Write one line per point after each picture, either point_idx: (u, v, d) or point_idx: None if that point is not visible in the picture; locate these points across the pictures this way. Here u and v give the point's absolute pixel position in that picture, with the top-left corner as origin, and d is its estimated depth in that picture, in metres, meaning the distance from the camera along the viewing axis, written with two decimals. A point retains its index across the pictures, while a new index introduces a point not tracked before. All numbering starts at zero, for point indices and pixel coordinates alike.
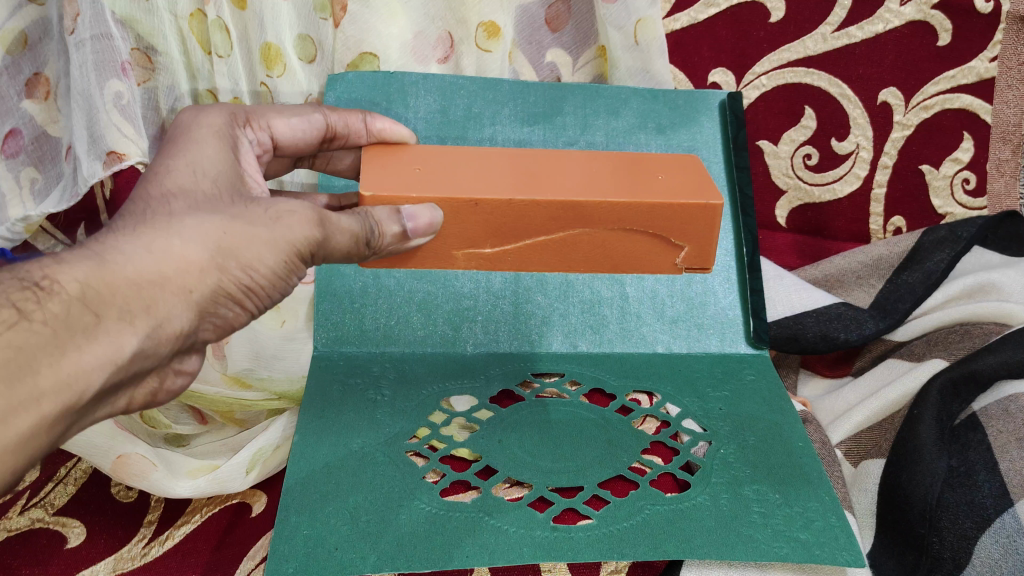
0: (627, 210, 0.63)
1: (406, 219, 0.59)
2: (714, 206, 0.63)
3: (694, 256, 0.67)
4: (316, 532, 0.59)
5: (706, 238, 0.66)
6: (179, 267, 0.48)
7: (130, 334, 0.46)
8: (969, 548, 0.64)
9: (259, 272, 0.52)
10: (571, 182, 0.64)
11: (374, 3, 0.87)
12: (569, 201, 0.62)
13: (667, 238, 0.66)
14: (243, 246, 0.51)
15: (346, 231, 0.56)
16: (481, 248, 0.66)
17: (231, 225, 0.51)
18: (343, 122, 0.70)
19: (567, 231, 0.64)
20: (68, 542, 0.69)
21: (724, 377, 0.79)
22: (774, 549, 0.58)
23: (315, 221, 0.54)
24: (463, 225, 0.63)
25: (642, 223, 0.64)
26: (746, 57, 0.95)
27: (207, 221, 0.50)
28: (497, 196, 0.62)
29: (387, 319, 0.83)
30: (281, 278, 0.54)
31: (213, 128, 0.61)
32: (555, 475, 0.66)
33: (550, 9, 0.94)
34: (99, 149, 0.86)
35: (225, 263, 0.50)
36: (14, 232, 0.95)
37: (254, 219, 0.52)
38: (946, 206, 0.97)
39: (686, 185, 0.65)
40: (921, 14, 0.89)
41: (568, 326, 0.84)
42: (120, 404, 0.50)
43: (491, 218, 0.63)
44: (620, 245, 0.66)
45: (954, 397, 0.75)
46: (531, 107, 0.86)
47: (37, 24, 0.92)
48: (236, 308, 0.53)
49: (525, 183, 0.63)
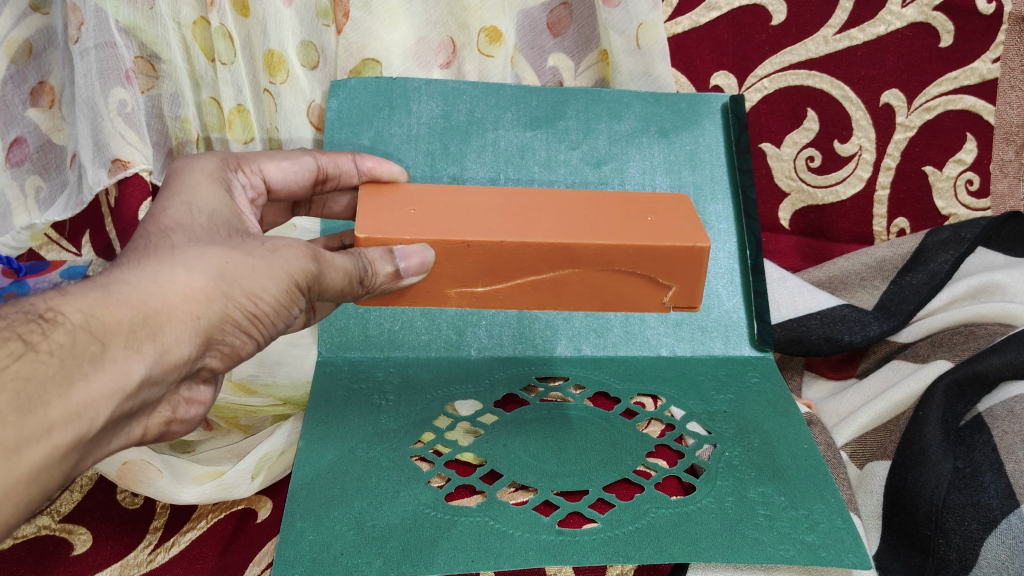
0: (617, 252, 0.63)
1: (398, 260, 0.59)
2: (701, 247, 0.64)
3: (682, 295, 0.67)
4: (324, 538, 0.59)
5: (695, 279, 0.66)
6: (184, 296, 0.49)
7: (137, 361, 0.46)
8: (975, 548, 0.64)
9: (264, 299, 0.52)
10: (562, 223, 0.64)
11: (375, 9, 0.87)
12: (561, 244, 0.62)
13: (655, 278, 0.66)
14: (244, 274, 0.51)
15: (340, 269, 0.56)
16: (474, 287, 0.66)
17: (231, 255, 0.52)
18: (333, 164, 0.71)
19: (558, 271, 0.65)
20: (73, 549, 0.69)
21: (728, 380, 0.79)
22: (780, 552, 0.58)
23: (310, 256, 0.55)
24: (458, 262, 0.63)
25: (630, 265, 0.64)
26: (749, 61, 0.95)
27: (207, 250, 0.51)
28: (490, 237, 0.62)
29: (392, 324, 0.83)
30: (284, 306, 0.54)
31: (206, 171, 0.61)
32: (560, 479, 0.66)
33: (551, 13, 0.94)
34: (104, 157, 0.87)
35: (230, 290, 0.50)
36: (19, 241, 0.96)
37: (252, 250, 0.53)
38: (950, 207, 0.97)
39: (676, 228, 0.65)
40: (923, 15, 0.89)
41: (573, 330, 0.84)
42: (135, 433, 0.51)
43: (486, 258, 0.63)
44: (610, 285, 0.66)
45: (961, 398, 0.76)
46: (533, 112, 0.87)
47: (42, 32, 0.92)
48: (242, 336, 0.53)
49: (518, 225, 0.64)
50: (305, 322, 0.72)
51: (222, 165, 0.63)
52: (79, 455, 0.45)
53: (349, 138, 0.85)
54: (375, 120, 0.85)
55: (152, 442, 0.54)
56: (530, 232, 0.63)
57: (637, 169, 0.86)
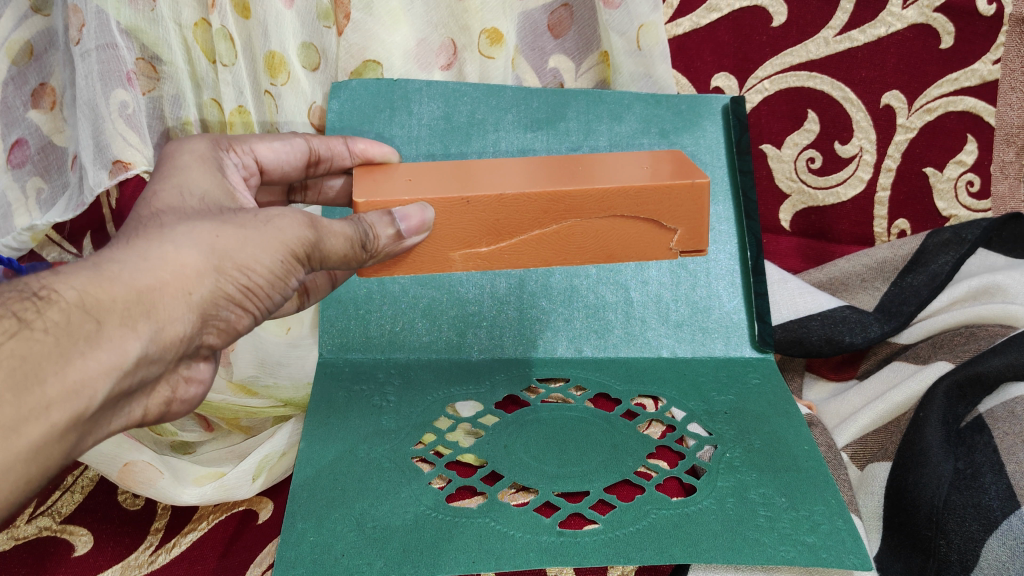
0: (616, 196, 0.64)
1: (398, 221, 0.60)
2: (701, 184, 0.64)
3: (688, 238, 0.67)
4: (325, 539, 0.59)
5: (698, 219, 0.66)
6: (175, 271, 0.48)
7: (133, 339, 0.46)
8: (976, 549, 0.64)
9: (257, 272, 0.52)
10: (561, 178, 0.66)
11: (376, 10, 0.87)
12: (559, 192, 0.63)
13: (658, 222, 0.66)
14: (237, 248, 0.51)
15: (339, 236, 0.56)
16: (477, 248, 0.66)
17: (222, 230, 0.51)
18: (326, 146, 0.72)
19: (559, 224, 0.65)
20: (74, 550, 0.69)
21: (729, 381, 0.79)
22: (780, 553, 0.58)
23: (307, 225, 0.54)
24: (459, 221, 0.64)
25: (632, 209, 0.65)
26: (749, 62, 0.95)
27: (197, 226, 0.50)
28: (490, 192, 0.63)
29: (392, 324, 0.83)
30: (280, 278, 0.54)
31: (197, 154, 0.61)
32: (561, 480, 0.66)
33: (552, 14, 0.94)
34: (104, 158, 0.86)
35: (222, 264, 0.50)
36: (20, 242, 0.95)
37: (243, 222, 0.52)
38: (951, 208, 0.97)
39: (675, 172, 0.66)
40: (923, 17, 0.89)
41: (573, 331, 0.84)
42: (135, 414, 0.51)
43: (487, 215, 0.64)
44: (614, 232, 0.67)
45: (961, 398, 0.76)
46: (534, 113, 0.87)
47: (43, 34, 0.93)
48: (237, 310, 0.53)
49: (518, 182, 0.65)
50: (300, 306, 0.73)
51: (213, 146, 0.63)
52: (78, 434, 0.45)
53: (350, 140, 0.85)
54: (376, 121, 0.85)
55: (153, 422, 0.54)
56: (529, 184, 0.64)
57: None
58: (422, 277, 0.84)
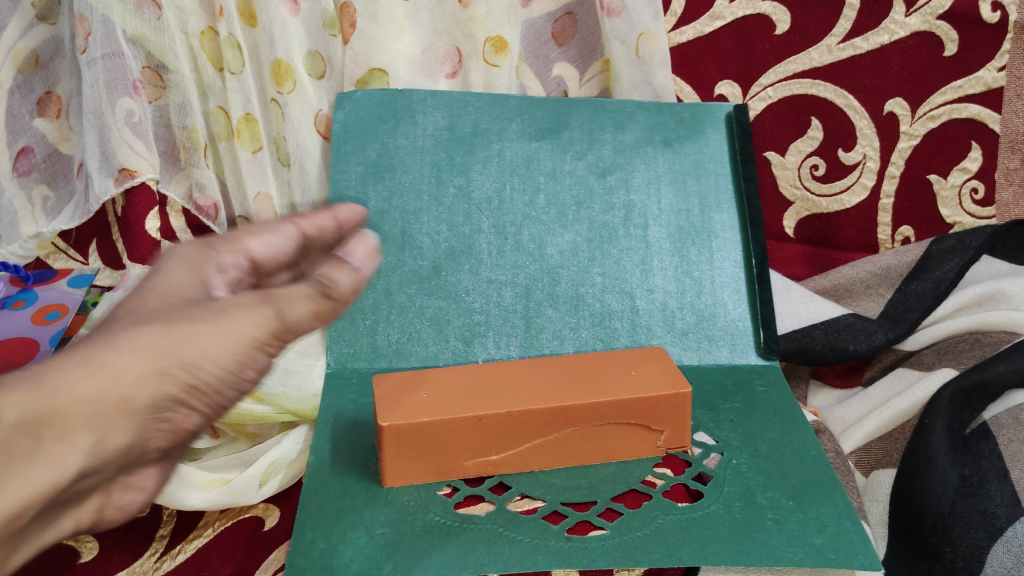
0: (611, 407, 0.65)
1: (349, 259, 0.47)
2: (684, 392, 0.66)
3: (674, 437, 0.68)
4: (334, 547, 0.59)
5: (682, 422, 0.68)
6: (117, 377, 0.35)
7: (76, 454, 0.34)
8: (981, 556, 0.64)
9: (211, 369, 0.39)
10: (559, 386, 0.66)
11: (382, 19, 0.89)
12: (561, 404, 0.64)
13: (648, 426, 0.67)
14: (189, 340, 0.38)
15: (299, 300, 0.43)
16: (489, 455, 0.66)
17: (168, 325, 0.38)
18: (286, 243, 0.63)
19: (560, 432, 0.65)
20: (80, 557, 0.70)
21: (735, 389, 0.78)
22: (789, 554, 0.59)
23: (262, 304, 0.42)
24: (468, 439, 0.64)
25: (625, 416, 0.66)
26: (752, 70, 0.95)
27: (137, 330, 0.37)
28: (498, 409, 0.63)
29: (399, 335, 0.83)
30: (233, 373, 0.41)
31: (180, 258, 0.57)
32: (569, 491, 0.66)
33: (557, 22, 0.95)
34: (111, 166, 0.89)
35: (171, 365, 0.37)
36: (26, 250, 0.96)
37: (193, 313, 0.40)
38: (955, 215, 0.96)
39: (658, 376, 0.68)
40: (926, 25, 0.90)
41: (580, 339, 0.83)
42: (66, 530, 0.37)
43: (497, 429, 0.64)
44: (605, 442, 0.67)
45: (966, 406, 0.76)
46: (539, 122, 0.88)
47: (49, 43, 0.92)
48: (185, 409, 0.39)
49: (519, 393, 0.65)
50: None
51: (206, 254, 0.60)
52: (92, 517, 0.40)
53: (355, 149, 0.87)
54: (380, 132, 0.87)
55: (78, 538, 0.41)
56: (530, 399, 0.64)
57: (641, 179, 0.87)
58: (428, 286, 0.84)
